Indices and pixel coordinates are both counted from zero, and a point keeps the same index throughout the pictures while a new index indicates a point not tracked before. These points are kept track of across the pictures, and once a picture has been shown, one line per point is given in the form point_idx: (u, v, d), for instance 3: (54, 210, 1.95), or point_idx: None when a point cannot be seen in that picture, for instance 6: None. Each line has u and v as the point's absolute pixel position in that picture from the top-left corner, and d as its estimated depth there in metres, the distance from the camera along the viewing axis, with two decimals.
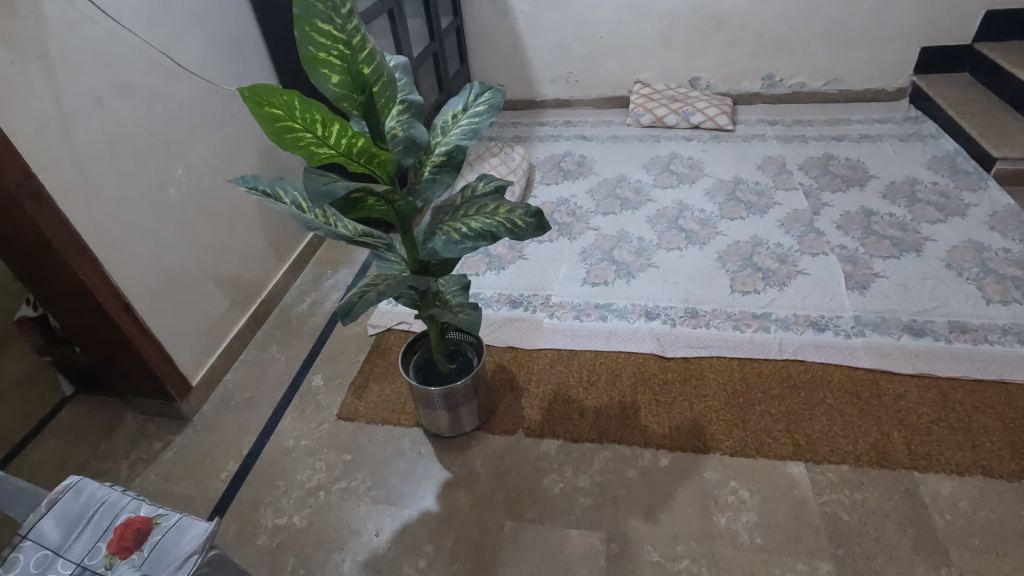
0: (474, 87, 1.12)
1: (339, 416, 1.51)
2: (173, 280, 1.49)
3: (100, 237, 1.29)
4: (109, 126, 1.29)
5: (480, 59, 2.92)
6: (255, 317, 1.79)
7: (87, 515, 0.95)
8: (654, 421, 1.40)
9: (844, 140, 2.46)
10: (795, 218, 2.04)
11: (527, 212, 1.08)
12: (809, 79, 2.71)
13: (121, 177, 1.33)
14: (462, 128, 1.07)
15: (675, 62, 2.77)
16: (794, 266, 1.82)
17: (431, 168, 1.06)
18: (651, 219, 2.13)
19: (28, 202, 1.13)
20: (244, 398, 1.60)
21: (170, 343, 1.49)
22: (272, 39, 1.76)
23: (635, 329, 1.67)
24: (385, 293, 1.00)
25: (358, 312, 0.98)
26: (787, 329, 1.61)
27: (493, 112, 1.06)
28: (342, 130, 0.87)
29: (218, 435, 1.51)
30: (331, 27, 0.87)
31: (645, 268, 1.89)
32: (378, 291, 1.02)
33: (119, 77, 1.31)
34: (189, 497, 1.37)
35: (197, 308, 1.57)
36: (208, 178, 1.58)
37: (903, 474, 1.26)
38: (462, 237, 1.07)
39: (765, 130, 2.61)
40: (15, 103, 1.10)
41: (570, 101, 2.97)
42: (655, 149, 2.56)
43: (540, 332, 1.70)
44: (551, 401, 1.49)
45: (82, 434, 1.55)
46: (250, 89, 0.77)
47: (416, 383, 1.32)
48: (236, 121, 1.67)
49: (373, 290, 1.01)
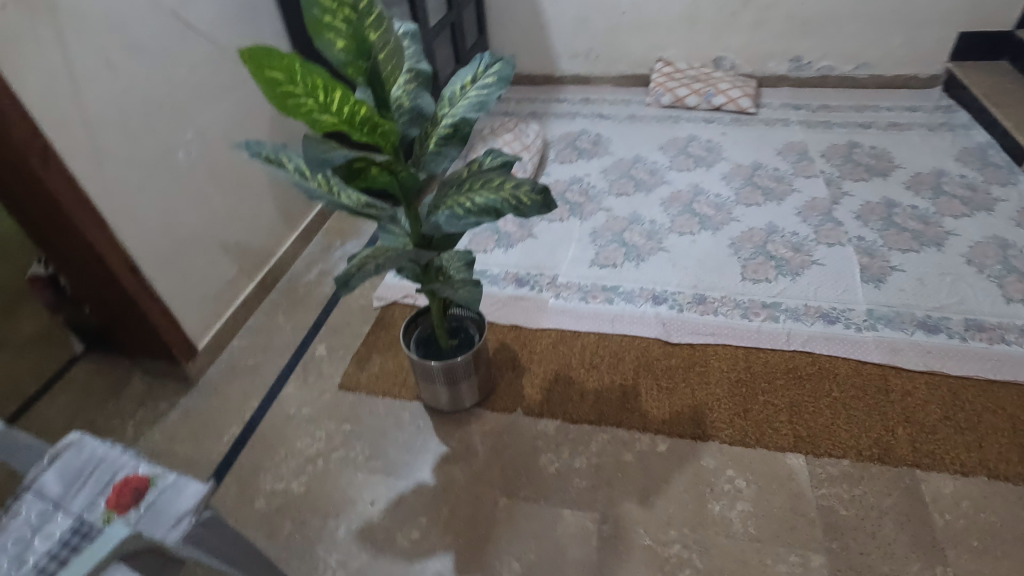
0: (485, 58, 1.09)
1: (341, 386, 1.53)
2: (181, 243, 1.50)
3: (108, 197, 1.29)
4: (119, 87, 1.29)
5: (500, 31, 2.86)
6: (263, 285, 1.80)
7: (88, 470, 0.97)
8: (654, 407, 1.39)
9: (871, 128, 2.38)
10: (813, 207, 1.99)
11: (533, 189, 1.06)
12: (838, 62, 2.61)
13: (130, 138, 1.33)
14: (470, 99, 1.04)
15: (700, 41, 2.69)
16: (808, 256, 1.78)
17: (437, 140, 1.04)
18: (664, 202, 2.09)
19: (37, 160, 1.13)
20: (249, 364, 1.62)
21: (178, 306, 1.51)
22: (287, 4, 1.73)
23: (641, 313, 1.65)
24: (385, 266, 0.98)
25: (356, 283, 0.96)
26: (797, 319, 1.58)
27: (502, 84, 1.04)
28: (345, 97, 0.85)
29: (222, 399, 1.53)
30: None
31: (655, 252, 1.87)
32: (378, 263, 1.00)
33: (129, 37, 1.30)
34: (192, 458, 1.40)
35: (204, 272, 1.58)
36: (218, 143, 1.58)
37: (905, 471, 1.23)
38: (466, 212, 1.05)
39: (788, 114, 2.54)
40: (23, 58, 1.10)
41: (590, 78, 2.91)
42: (673, 130, 2.51)
43: (545, 311, 1.69)
44: (552, 381, 1.48)
45: (92, 392, 1.58)
46: (250, 51, 0.75)
47: (417, 357, 1.31)
48: (248, 86, 1.65)
49: (373, 261, 0.99)
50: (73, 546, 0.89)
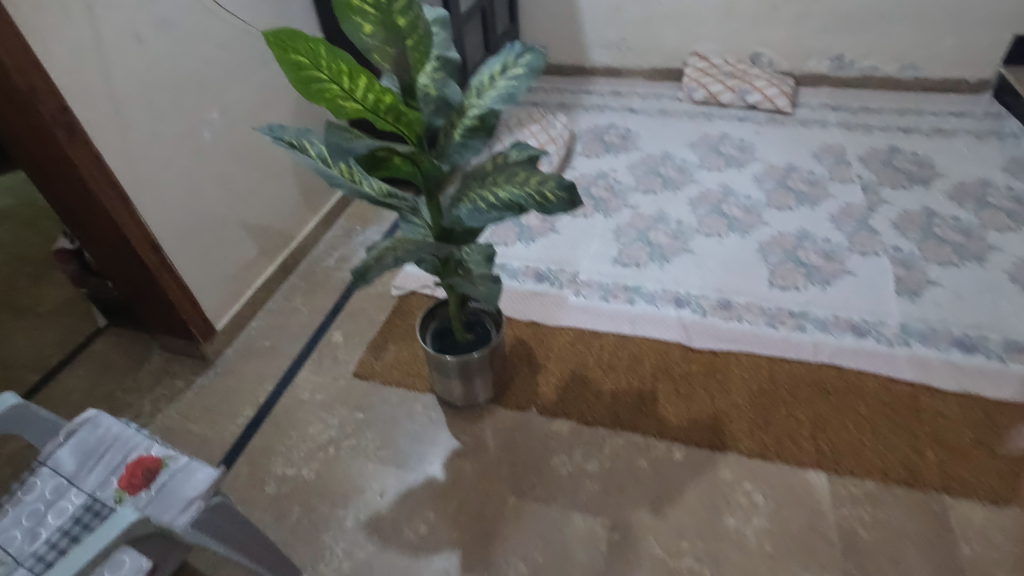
0: (515, 47, 1.05)
1: (355, 374, 1.52)
2: (203, 223, 1.50)
3: (132, 174, 1.29)
4: (145, 63, 1.28)
5: (531, 19, 2.81)
6: (283, 267, 1.80)
7: (102, 448, 0.97)
8: (671, 413, 1.36)
9: (913, 133, 2.28)
10: (848, 213, 1.92)
11: (559, 185, 1.04)
12: (882, 62, 2.51)
13: (156, 115, 1.33)
14: (499, 90, 1.01)
15: (737, 36, 2.61)
16: (840, 265, 1.72)
17: (463, 131, 1.01)
18: (692, 202, 2.03)
19: (63, 134, 1.13)
20: (265, 347, 1.62)
21: (198, 286, 1.51)
22: None
23: (663, 316, 1.61)
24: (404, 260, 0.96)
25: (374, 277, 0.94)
26: (825, 330, 1.53)
27: (532, 76, 1.00)
28: (369, 84, 0.82)
29: (238, 380, 1.54)
30: None
31: (680, 253, 1.83)
32: (397, 254, 0.98)
33: (159, 14, 1.29)
34: (206, 437, 1.41)
35: (225, 253, 1.58)
36: (244, 123, 1.57)
37: (933, 496, 1.18)
38: (489, 207, 1.02)
39: (826, 115, 2.45)
40: (51, 31, 1.09)
41: (621, 70, 2.84)
42: (705, 128, 2.44)
43: (564, 308, 1.66)
44: (567, 381, 1.45)
45: (112, 366, 1.60)
46: (274, 33, 0.73)
47: (432, 350, 1.30)
48: (275, 67, 1.64)
49: (392, 253, 0.97)
50: (84, 524, 0.89)
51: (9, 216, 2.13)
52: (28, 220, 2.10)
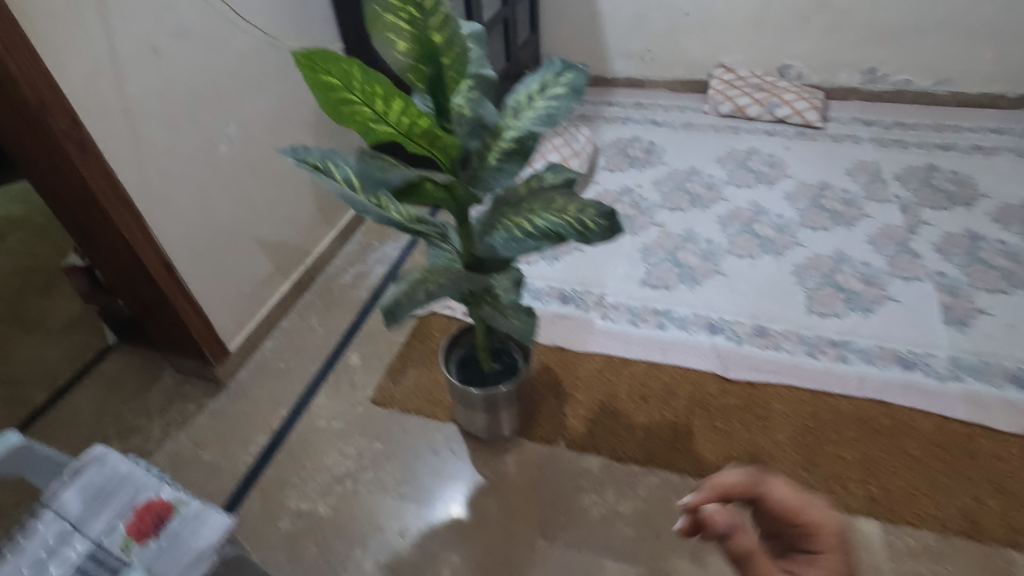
0: (555, 65, 0.98)
1: (373, 401, 1.45)
2: (218, 240, 1.44)
3: (146, 191, 1.24)
4: (162, 76, 1.22)
5: (552, 29, 2.74)
6: (298, 285, 1.74)
7: (109, 489, 0.91)
8: (709, 451, 1.29)
9: (951, 150, 2.20)
10: (886, 235, 1.84)
11: (599, 213, 0.97)
12: (917, 76, 2.43)
13: (172, 130, 1.27)
14: (537, 111, 0.94)
15: (765, 47, 2.53)
16: (882, 290, 1.64)
17: (498, 154, 0.94)
18: (721, 221, 1.96)
19: (75, 151, 1.07)
20: (280, 368, 1.56)
21: (212, 305, 1.45)
22: None
23: (696, 343, 1.53)
24: (436, 297, 0.89)
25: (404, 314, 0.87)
26: (869, 362, 1.45)
27: (574, 96, 0.93)
28: (405, 108, 0.75)
29: (251, 404, 1.47)
30: None
31: (711, 275, 1.75)
32: (427, 288, 0.91)
33: (177, 25, 1.24)
34: (217, 466, 1.34)
35: (239, 270, 1.52)
36: (262, 135, 1.52)
37: (995, 550, 1.11)
38: (525, 235, 0.95)
39: (859, 130, 2.37)
40: (65, 43, 1.04)
41: (643, 81, 2.77)
42: (732, 142, 2.36)
43: (591, 333, 1.58)
44: (597, 412, 1.38)
45: (121, 386, 1.54)
46: (304, 52, 0.66)
47: (456, 381, 1.23)
48: (294, 79, 1.59)
49: (423, 288, 0.90)
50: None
51: (20, 225, 2.08)
52: (39, 229, 2.06)
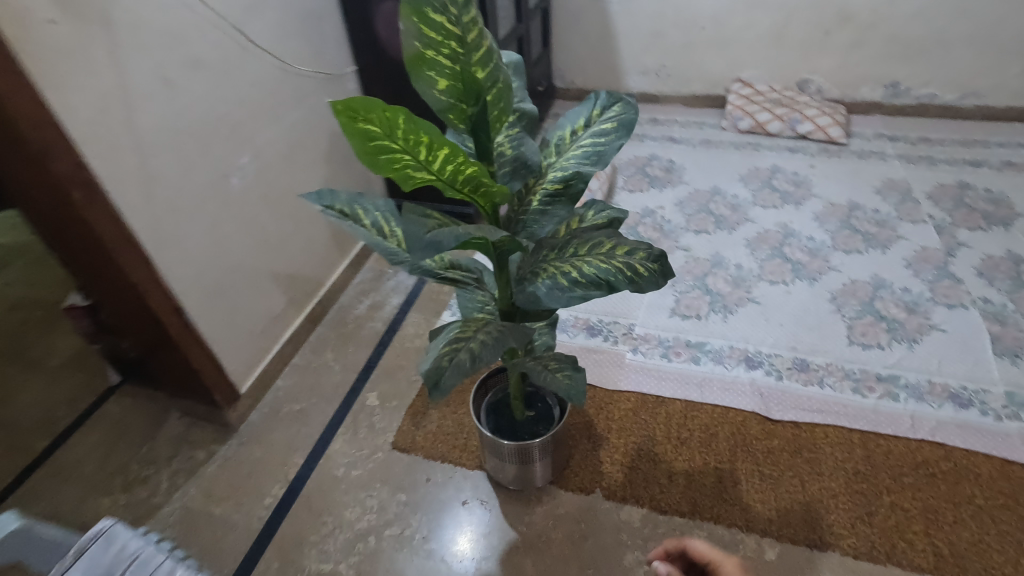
0: (601, 97, 0.90)
1: (395, 446, 1.36)
2: (231, 277, 1.36)
3: (156, 231, 1.15)
4: (173, 109, 1.15)
5: (565, 44, 2.68)
6: (311, 318, 1.66)
7: (118, 571, 0.82)
8: (758, 500, 1.20)
9: (982, 166, 2.13)
10: (924, 258, 1.76)
11: (650, 256, 0.89)
12: (942, 90, 2.38)
13: (184, 165, 1.19)
14: (584, 149, 0.86)
15: (785, 62, 2.48)
16: (926, 318, 1.56)
17: (543, 197, 0.86)
18: (750, 244, 1.88)
19: (80, 194, 0.99)
20: (294, 411, 1.47)
21: (224, 346, 1.36)
22: (354, 14, 1.59)
23: (734, 379, 1.45)
24: (484, 359, 0.75)
25: (448, 383, 0.73)
26: (920, 399, 1.36)
27: (625, 132, 0.85)
28: (450, 156, 0.67)
29: (265, 450, 1.39)
30: (444, 19, 0.69)
31: (744, 302, 1.67)
32: (477, 339, 0.80)
33: (189, 53, 1.16)
34: (230, 521, 1.26)
35: (252, 307, 1.44)
36: (275, 165, 1.44)
37: None
38: (571, 284, 0.87)
39: (884, 146, 2.30)
40: (72, 79, 0.96)
41: (658, 96, 2.70)
42: (754, 159, 2.29)
43: (622, 369, 1.50)
44: (634, 458, 1.30)
45: (126, 431, 1.45)
46: (346, 100, 0.58)
47: (488, 431, 1.14)
48: (306, 105, 1.52)
49: (468, 349, 0.76)
50: None
51: (18, 254, 2.00)
52: (38, 259, 1.98)
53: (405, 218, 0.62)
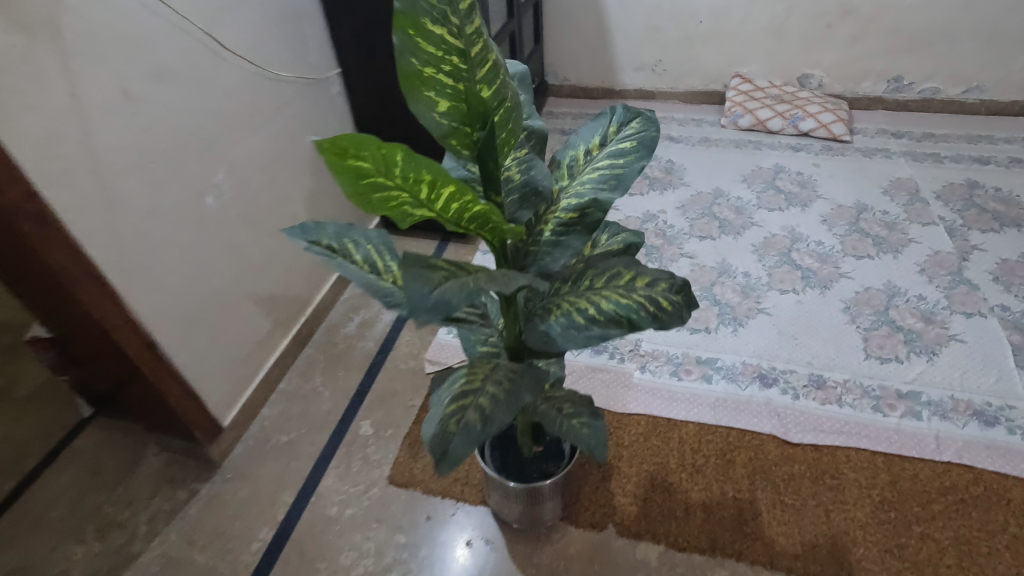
0: (617, 112, 0.80)
1: (392, 481, 1.27)
2: (209, 304, 1.25)
3: (123, 260, 1.04)
4: (138, 125, 1.04)
5: (557, 39, 2.58)
6: (298, 340, 1.55)
7: None
8: (781, 534, 1.14)
9: (990, 164, 2.07)
10: (938, 263, 1.70)
11: (673, 287, 0.80)
12: (945, 84, 2.31)
13: (153, 186, 1.08)
14: (599, 170, 0.77)
15: (785, 56, 2.40)
16: (944, 328, 1.50)
17: (555, 226, 0.77)
18: (757, 250, 1.80)
19: (31, 226, 0.89)
20: (282, 442, 1.37)
21: (203, 378, 1.26)
22: (336, 12, 1.48)
23: (748, 399, 1.38)
24: (497, 421, 0.66)
25: (458, 451, 0.64)
26: (944, 417, 1.30)
27: (646, 151, 0.75)
28: (456, 194, 0.58)
29: (251, 489, 1.29)
30: (444, 32, 0.60)
31: (753, 314, 1.59)
32: (486, 392, 0.70)
33: (154, 63, 1.05)
34: (214, 570, 1.16)
35: (233, 334, 1.33)
36: (254, 179, 1.33)
37: None
38: (588, 321, 0.78)
39: (888, 143, 2.24)
40: (17, 98, 0.85)
41: (654, 92, 2.61)
42: (756, 159, 2.21)
43: (630, 389, 1.42)
44: (647, 488, 1.22)
45: (100, 471, 1.35)
46: (333, 138, 0.49)
47: (492, 470, 1.05)
48: (286, 113, 1.40)
49: (478, 409, 0.67)
50: None
51: None
52: None
53: (406, 272, 0.53)
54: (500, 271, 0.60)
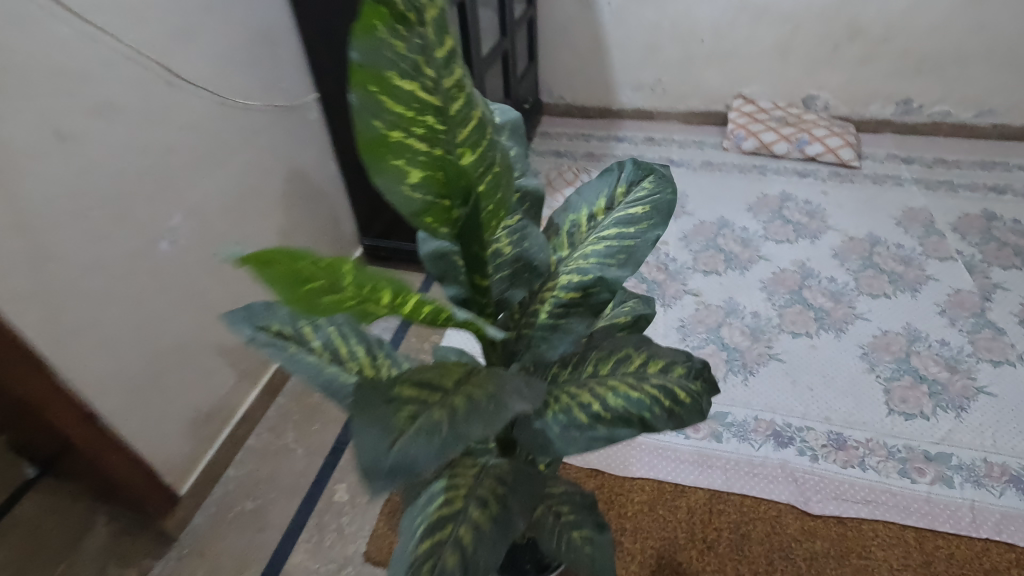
0: (625, 170, 0.68)
1: (368, 558, 1.14)
2: (163, 362, 1.11)
3: (55, 323, 0.91)
4: (74, 169, 0.91)
5: (552, 57, 2.47)
6: (269, 390, 1.41)
7: None
8: None
9: (1006, 193, 1.98)
10: (958, 303, 1.59)
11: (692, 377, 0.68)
12: (956, 108, 2.22)
13: (93, 237, 0.95)
14: (606, 240, 0.65)
15: (790, 77, 2.30)
16: (971, 378, 1.39)
17: (553, 307, 0.64)
18: (766, 287, 1.69)
19: None
20: (247, 511, 1.23)
21: (157, 444, 1.12)
22: (313, 33, 1.35)
23: (763, 462, 1.26)
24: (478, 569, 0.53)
25: None
26: (979, 484, 1.19)
27: (662, 219, 0.63)
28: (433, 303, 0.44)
29: (210, 567, 1.15)
30: (415, 86, 0.47)
31: (765, 360, 1.48)
32: (468, 521, 0.57)
33: (94, 99, 0.92)
34: None
35: (192, 391, 1.19)
36: (216, 219, 1.20)
37: None
38: (591, 420, 0.65)
39: (899, 169, 2.13)
40: None
41: (654, 112, 2.51)
42: (762, 186, 2.11)
43: (633, 448, 1.29)
44: (654, 569, 1.09)
45: (42, 544, 1.20)
46: (261, 251, 0.37)
47: None
48: (255, 145, 1.28)
49: (455, 552, 0.54)
50: None
51: None
52: None
53: (359, 424, 0.39)
54: (484, 395, 0.47)
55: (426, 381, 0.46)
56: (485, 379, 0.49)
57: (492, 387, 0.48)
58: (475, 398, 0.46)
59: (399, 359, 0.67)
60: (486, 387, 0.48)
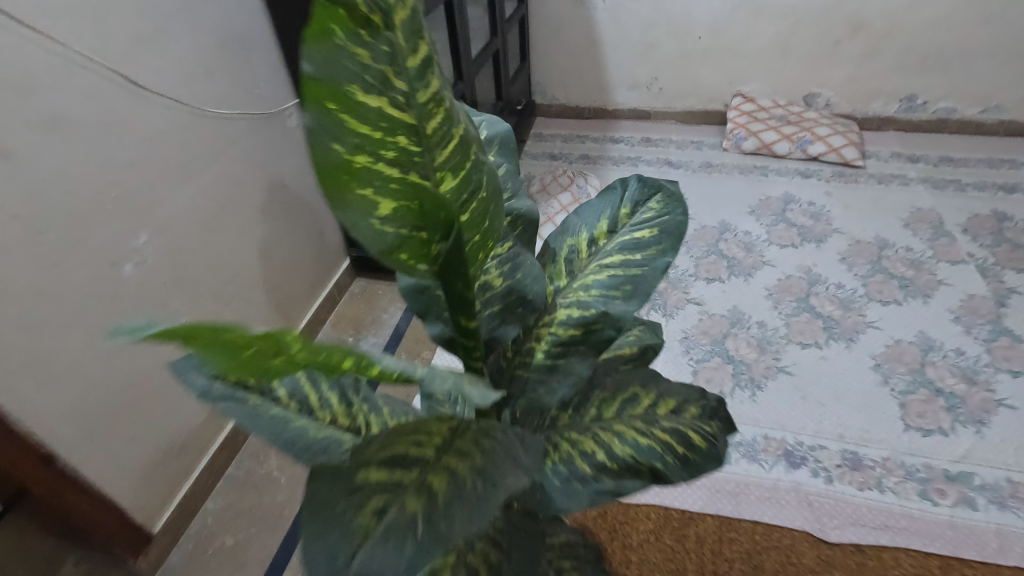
0: (629, 188, 0.61)
1: None
2: (133, 393, 1.04)
3: (4, 358, 0.83)
4: (20, 191, 0.82)
5: (545, 56, 2.39)
6: None
7: None
8: None
9: (1016, 192, 1.92)
10: (973, 309, 1.53)
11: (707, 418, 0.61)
12: (962, 104, 2.16)
13: (46, 263, 0.87)
14: (610, 268, 0.57)
15: (790, 75, 2.23)
16: (989, 390, 1.33)
17: (551, 346, 0.57)
18: (771, 294, 1.62)
19: None
20: (227, 546, 1.16)
21: (126, 481, 1.05)
22: (291, 36, 1.27)
23: (774, 485, 1.19)
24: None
25: None
26: (1004, 506, 1.12)
27: (672, 245, 0.56)
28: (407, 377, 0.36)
29: None
30: (384, 103, 0.41)
31: (773, 373, 1.41)
32: None
33: (43, 113, 0.84)
34: None
35: (167, 421, 1.12)
36: (189, 238, 1.12)
37: None
38: (596, 471, 0.57)
39: (904, 168, 2.07)
40: None
41: (650, 112, 2.43)
42: (764, 187, 2.04)
43: None
44: None
45: None
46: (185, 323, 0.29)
47: None
48: (230, 155, 1.20)
49: None
50: None
51: None
52: None
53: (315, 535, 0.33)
54: (472, 471, 0.39)
55: (407, 452, 0.40)
56: (477, 445, 0.42)
57: (484, 458, 0.41)
58: (463, 476, 0.38)
59: (377, 404, 0.61)
60: (477, 457, 0.41)
